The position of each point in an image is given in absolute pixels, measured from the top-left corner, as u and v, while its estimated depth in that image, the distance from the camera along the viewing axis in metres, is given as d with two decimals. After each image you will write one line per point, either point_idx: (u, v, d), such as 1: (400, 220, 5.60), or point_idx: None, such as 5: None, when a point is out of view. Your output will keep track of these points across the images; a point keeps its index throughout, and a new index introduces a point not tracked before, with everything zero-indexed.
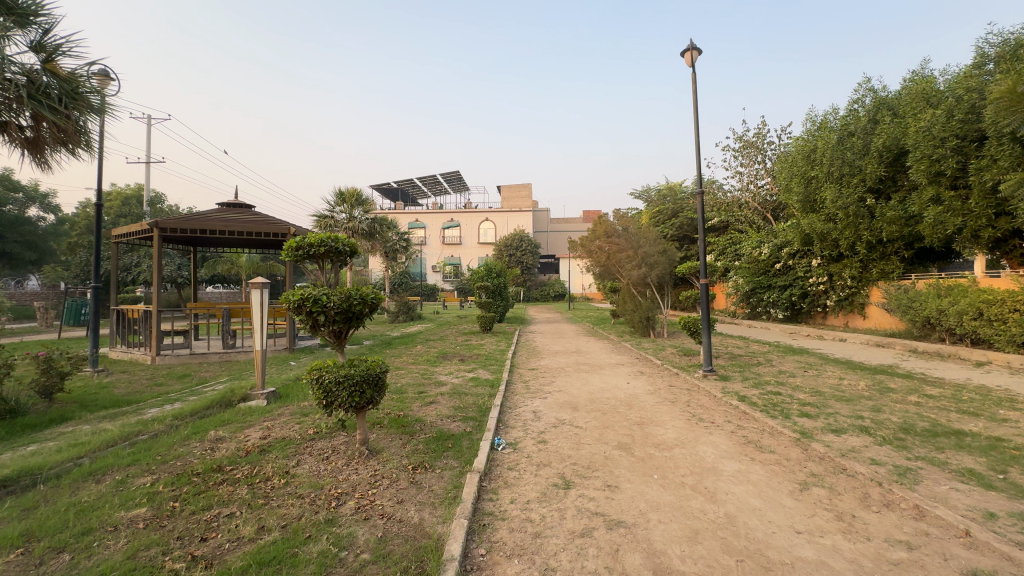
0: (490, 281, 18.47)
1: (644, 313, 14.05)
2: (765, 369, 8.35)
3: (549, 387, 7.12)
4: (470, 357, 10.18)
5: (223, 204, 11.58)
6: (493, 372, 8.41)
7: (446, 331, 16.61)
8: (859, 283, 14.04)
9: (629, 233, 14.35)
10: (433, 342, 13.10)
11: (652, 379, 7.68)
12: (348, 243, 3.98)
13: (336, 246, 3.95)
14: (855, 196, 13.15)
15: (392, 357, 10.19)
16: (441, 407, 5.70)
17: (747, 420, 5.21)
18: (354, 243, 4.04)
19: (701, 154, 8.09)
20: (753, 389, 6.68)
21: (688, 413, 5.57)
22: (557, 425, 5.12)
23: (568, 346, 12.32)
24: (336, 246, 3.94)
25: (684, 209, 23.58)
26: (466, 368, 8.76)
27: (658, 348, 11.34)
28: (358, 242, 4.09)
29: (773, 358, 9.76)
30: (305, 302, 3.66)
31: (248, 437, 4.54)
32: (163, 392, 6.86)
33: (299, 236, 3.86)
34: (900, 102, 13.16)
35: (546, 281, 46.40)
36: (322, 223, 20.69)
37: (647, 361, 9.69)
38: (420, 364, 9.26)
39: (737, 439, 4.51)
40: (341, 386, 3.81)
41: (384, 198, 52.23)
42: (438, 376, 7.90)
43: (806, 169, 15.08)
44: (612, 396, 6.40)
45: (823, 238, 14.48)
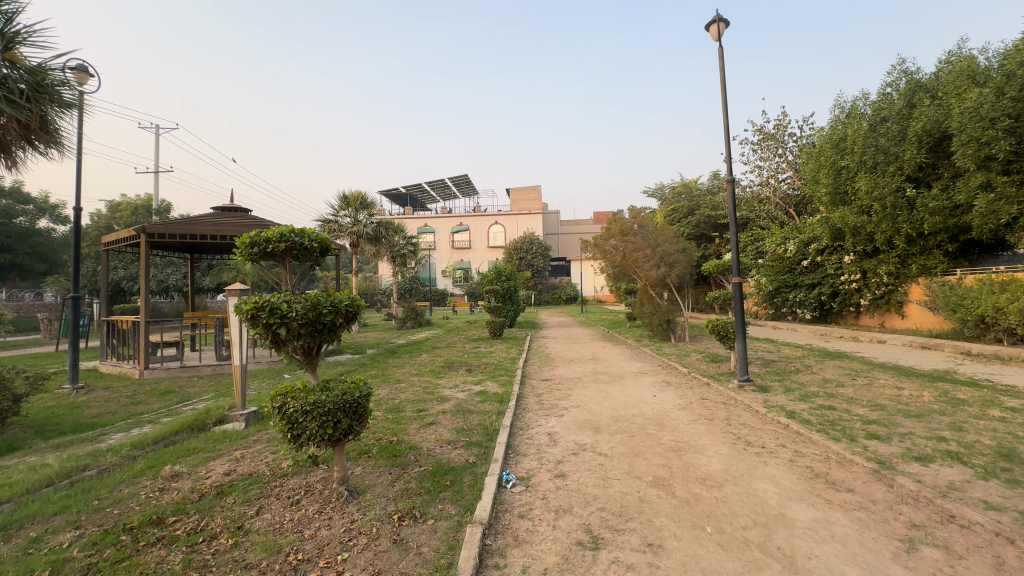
0: (500, 285, 17.73)
1: (664, 316, 13.21)
2: (807, 377, 7.46)
3: (565, 402, 6.32)
4: (478, 367, 9.43)
5: (217, 209, 11.02)
6: (502, 384, 7.64)
7: (454, 338, 15.89)
8: (897, 280, 13.12)
9: (646, 231, 13.49)
10: (440, 350, 12.39)
11: (681, 391, 6.83)
12: (315, 238, 3.21)
13: (301, 243, 3.19)
14: (892, 185, 12.13)
15: (394, 368, 9.47)
16: (441, 430, 4.93)
17: (806, 445, 4.35)
18: (324, 237, 3.27)
19: (731, 137, 7.25)
20: (800, 403, 5.81)
21: (732, 434, 4.73)
22: (576, 452, 4.32)
23: (584, 352, 11.50)
24: (300, 241, 3.18)
25: (700, 206, 22.60)
26: (472, 380, 7.99)
27: (681, 354, 10.47)
28: (330, 237, 3.32)
29: (811, 364, 8.85)
30: (260, 311, 2.91)
31: (209, 475, 3.80)
32: (137, 413, 6.22)
33: (254, 230, 3.13)
34: (939, 83, 12.14)
35: (557, 283, 45.55)
36: (327, 228, 20.17)
37: (671, 369, 8.85)
38: (424, 375, 8.54)
39: (801, 473, 3.66)
40: (308, 416, 3.05)
41: (393, 203, 51.95)
42: (441, 390, 7.16)
43: (836, 158, 14.06)
44: (639, 414, 5.57)
45: (856, 232, 13.47)
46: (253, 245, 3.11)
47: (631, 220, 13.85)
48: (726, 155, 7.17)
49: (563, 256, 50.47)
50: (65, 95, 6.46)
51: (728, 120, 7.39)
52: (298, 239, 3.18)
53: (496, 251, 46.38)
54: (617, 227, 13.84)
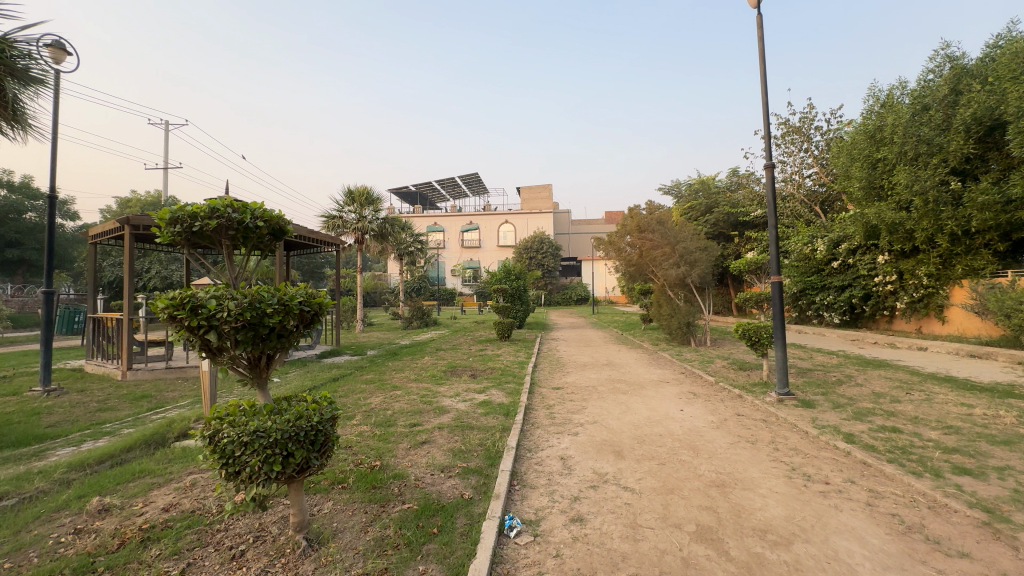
0: (508, 284, 17.00)
1: (683, 319, 12.32)
2: (853, 390, 6.59)
3: (580, 417, 5.52)
4: (483, 372, 8.68)
5: None
6: (508, 393, 6.87)
7: (460, 340, 15.15)
8: (938, 282, 12.14)
9: (665, 227, 12.62)
10: (444, 352, 11.66)
11: (711, 404, 6.00)
12: (259, 214, 2.48)
13: (238, 222, 2.46)
14: (935, 178, 11.14)
15: (393, 373, 8.75)
16: (435, 452, 4.18)
17: (881, 482, 3.51)
18: (272, 215, 2.56)
19: (769, 116, 6.42)
20: (856, 423, 4.95)
21: (785, 463, 3.90)
22: (596, 486, 3.54)
23: (598, 357, 10.69)
24: (239, 217, 2.45)
25: (719, 203, 21.64)
26: (476, 387, 7.24)
27: (704, 360, 9.62)
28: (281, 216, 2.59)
29: (852, 374, 7.96)
30: (180, 311, 2.18)
31: (144, 511, 3.08)
32: (100, 422, 5.57)
33: (178, 203, 2.45)
34: (989, 67, 11.14)
35: (568, 284, 44.71)
36: (331, 224, 19.58)
37: (696, 377, 8.02)
38: (423, 381, 7.82)
39: (888, 525, 2.83)
40: (248, 449, 2.31)
41: (402, 202, 51.55)
42: (441, 399, 6.41)
43: (871, 150, 13.09)
44: (666, 434, 4.76)
45: (893, 231, 12.46)
46: (176, 221, 2.45)
47: (649, 215, 13.04)
48: (765, 136, 6.32)
49: (574, 256, 49.59)
50: (29, 70, 5.83)
51: (766, 98, 6.53)
52: (236, 215, 2.44)
53: (505, 251, 45.71)
54: (634, 223, 13.05)
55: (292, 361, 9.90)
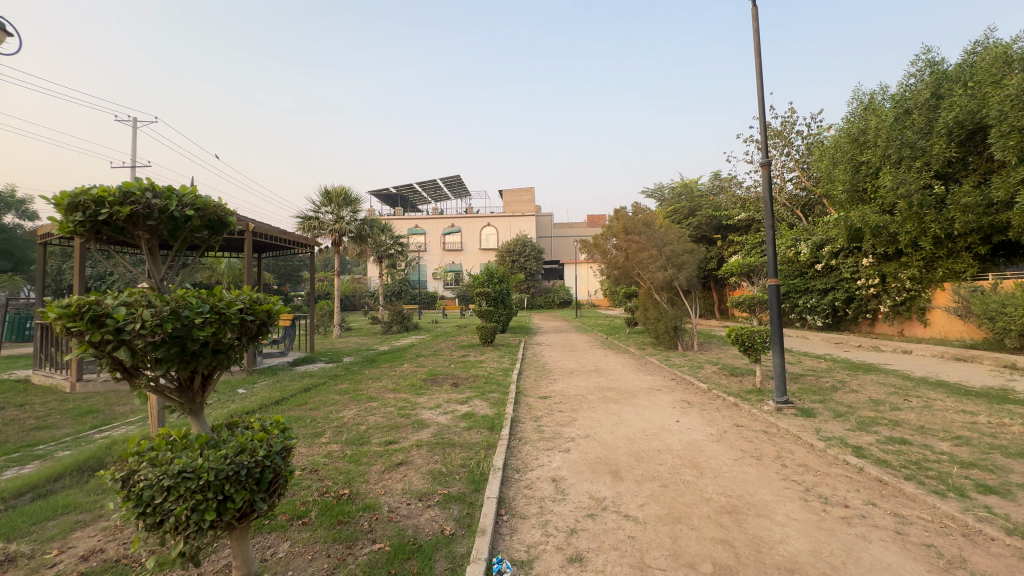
0: (491, 287, 16.60)
1: (671, 323, 12.07)
2: (850, 397, 6.37)
3: (570, 430, 5.14)
4: (465, 380, 8.22)
5: None
6: (493, 403, 6.45)
7: (442, 345, 14.66)
8: (920, 285, 12.18)
9: (651, 230, 12.38)
10: (424, 358, 11.15)
11: (707, 415, 5.68)
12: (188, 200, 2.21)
13: (160, 209, 2.19)
14: (919, 181, 11.15)
15: (370, 382, 8.22)
16: (412, 476, 3.73)
17: (904, 505, 3.20)
18: (202, 201, 2.28)
19: (763, 111, 6.18)
20: (862, 434, 4.68)
21: (797, 483, 3.57)
22: (594, 515, 3.14)
23: (585, 363, 10.33)
24: (161, 205, 2.18)
25: (702, 206, 21.63)
26: (459, 397, 6.78)
27: (693, 366, 9.36)
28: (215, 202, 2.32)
29: (844, 379, 7.78)
30: (79, 323, 1.68)
31: (57, 561, 2.56)
32: (34, 443, 4.94)
33: (79, 186, 2.12)
34: (969, 72, 11.24)
35: (551, 287, 44.51)
36: (307, 225, 18.86)
37: (688, 384, 7.73)
38: (402, 391, 7.33)
39: (925, 559, 2.51)
40: (171, 495, 1.84)
41: (383, 204, 50.66)
42: (420, 412, 5.95)
43: (854, 153, 13.11)
44: (665, 449, 4.40)
45: (877, 234, 12.45)
46: (76, 208, 2.11)
47: (635, 217, 12.81)
48: (761, 133, 6.07)
49: (557, 259, 49.43)
50: None
51: (761, 93, 6.29)
52: (160, 202, 2.20)
53: (488, 254, 45.28)
54: (620, 225, 12.81)
55: (261, 370, 9.26)
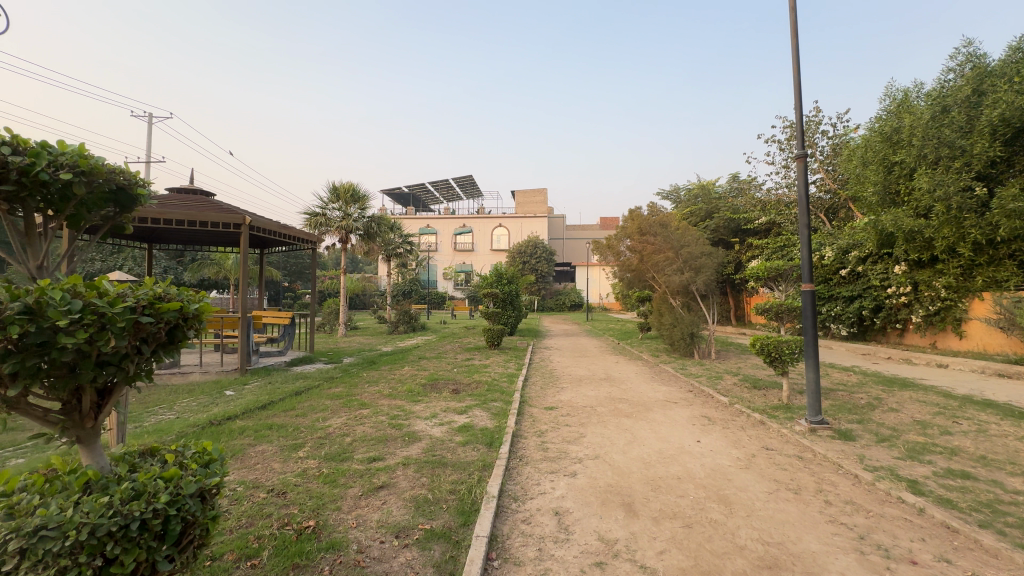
0: (500, 289, 16.12)
1: (686, 329, 11.44)
2: (890, 417, 5.75)
3: (577, 449, 4.59)
4: (466, 387, 7.69)
5: (176, 190, 9.99)
6: (494, 414, 5.93)
7: (447, 347, 14.21)
8: (957, 294, 11.39)
9: (668, 230, 11.78)
10: (427, 361, 10.68)
11: (731, 434, 5.08)
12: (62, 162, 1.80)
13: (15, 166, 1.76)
14: (959, 184, 10.38)
15: (366, 386, 7.74)
16: (392, 505, 3.21)
17: (986, 564, 2.61)
18: (83, 162, 1.90)
19: (799, 98, 5.59)
20: (915, 465, 4.06)
21: (848, 528, 2.99)
22: (604, 563, 2.60)
23: (595, 370, 9.76)
24: (25, 165, 1.75)
25: (720, 209, 20.88)
26: (458, 406, 6.26)
27: (712, 376, 8.75)
28: (98, 163, 1.96)
29: (880, 396, 7.11)
30: None
31: None
32: None
33: None
34: (1015, 67, 10.46)
35: (562, 289, 43.94)
36: (314, 222, 18.55)
37: (707, 396, 7.14)
38: (397, 397, 6.83)
39: None
40: (25, 561, 1.35)
41: (395, 203, 50.52)
42: (413, 422, 5.44)
43: (886, 153, 12.32)
44: (686, 477, 3.83)
45: (910, 239, 11.63)
46: None
47: (651, 217, 12.23)
48: (796, 123, 5.47)
49: (568, 261, 48.81)
50: None
51: (796, 79, 5.70)
52: (22, 160, 1.77)
53: (499, 255, 44.86)
54: (634, 225, 12.24)
55: (255, 370, 8.85)
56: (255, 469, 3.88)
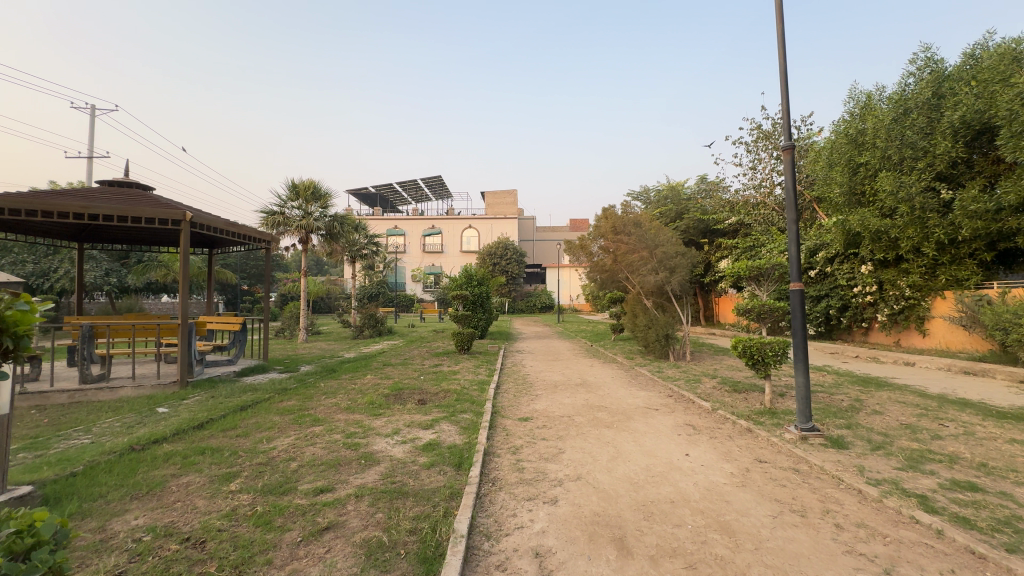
0: (469, 290, 15.53)
1: (661, 331, 11.17)
2: (877, 421, 5.53)
3: (557, 468, 4.11)
4: (434, 397, 7.10)
5: (108, 183, 9.01)
6: (464, 427, 5.39)
7: (414, 352, 13.52)
8: (920, 293, 11.58)
9: (641, 229, 11.52)
10: (392, 368, 10.01)
11: (721, 445, 4.71)
12: None
13: None
14: (921, 184, 10.49)
15: (322, 398, 7.03)
16: (337, 554, 2.63)
17: None
18: None
19: (785, 87, 5.33)
20: (919, 477, 3.78)
21: (870, 561, 2.61)
22: None
23: (570, 375, 9.33)
24: None
25: (689, 210, 20.97)
26: (424, 420, 5.67)
27: (690, 380, 8.46)
28: None
29: (860, 397, 6.96)
30: None
31: None
32: None
33: None
34: (973, 70, 10.67)
35: (532, 291, 43.64)
36: (271, 220, 17.48)
37: (689, 402, 6.79)
38: (356, 411, 6.18)
39: None
40: None
41: (361, 203, 49.10)
42: (372, 441, 4.82)
43: (851, 155, 12.37)
44: (681, 501, 3.39)
45: (877, 239, 11.76)
46: None
47: (625, 216, 12.00)
48: (783, 113, 5.18)
49: (539, 263, 48.61)
50: None
51: (781, 68, 5.44)
52: None
53: (469, 256, 44.18)
54: (608, 224, 11.94)
55: (198, 382, 7.99)
56: (173, 510, 3.21)
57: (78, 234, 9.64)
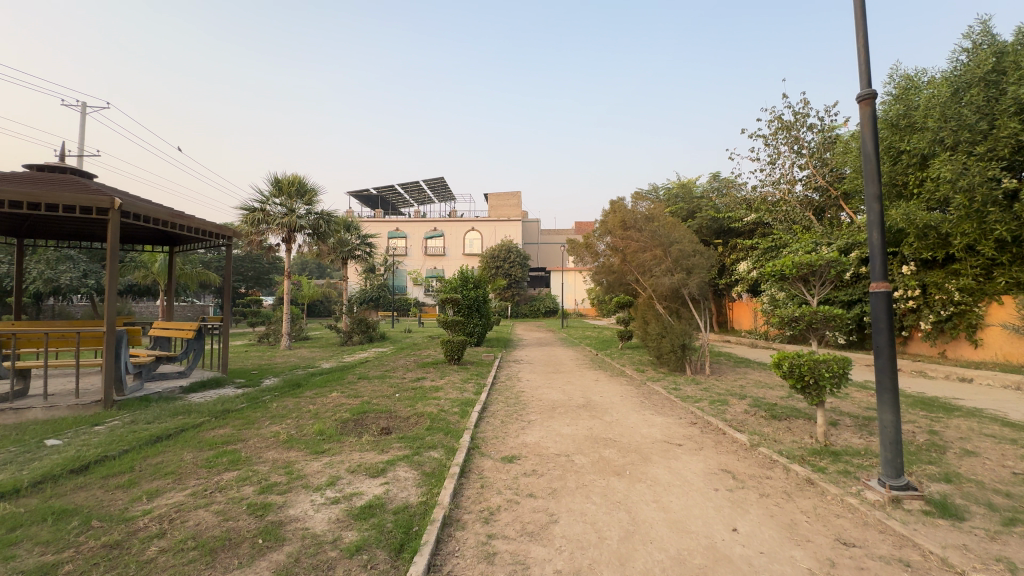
0: (463, 294, 14.21)
1: (677, 340, 9.76)
2: (981, 469, 4.13)
3: (545, 558, 2.74)
4: (403, 425, 5.76)
5: (38, 169, 7.81)
6: (427, 476, 4.03)
7: (401, 361, 12.21)
8: (973, 297, 10.08)
9: (654, 225, 10.16)
10: (367, 382, 8.71)
11: (781, 512, 3.33)
12: None
13: None
14: (984, 171, 8.96)
15: (264, 425, 5.69)
16: None
17: None
18: None
19: (862, 23, 4.01)
20: None
21: None
22: None
23: (571, 393, 7.93)
24: None
25: (702, 208, 19.57)
26: (377, 463, 4.31)
27: (715, 401, 7.08)
28: None
29: (935, 429, 5.55)
30: None
31: None
32: None
33: None
34: None
35: (536, 295, 42.24)
36: (251, 218, 16.26)
37: (720, 434, 5.39)
38: (297, 445, 4.84)
39: None
40: None
41: (363, 205, 48.08)
42: (291, 501, 3.47)
43: (891, 141, 10.84)
44: None
45: (923, 235, 10.35)
46: None
47: (636, 210, 10.73)
48: (860, 55, 3.85)
49: (543, 266, 47.29)
50: None
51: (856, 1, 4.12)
52: None
53: (471, 259, 42.92)
54: (616, 218, 10.62)
55: (126, 403, 6.71)
56: None
57: (14, 226, 8.51)
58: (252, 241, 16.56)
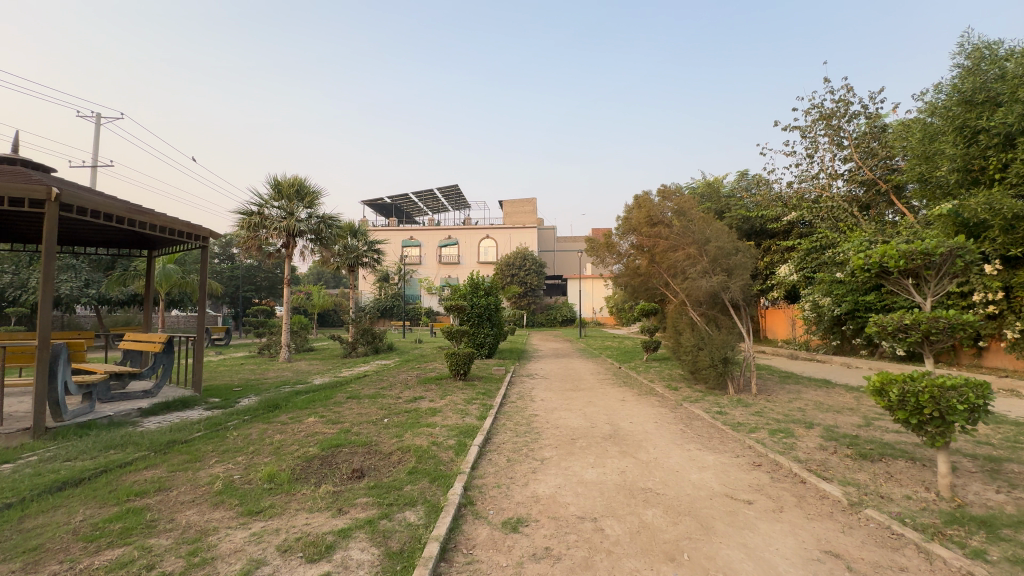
0: (472, 301, 12.99)
1: (718, 352, 8.31)
2: None
3: None
4: (380, 465, 4.49)
5: None
6: (388, 562, 2.73)
7: (402, 376, 11.01)
8: None
9: (687, 220, 8.79)
10: (355, 403, 7.51)
11: None
12: None
13: None
14: None
15: (207, 466, 4.49)
16: None
17: None
18: None
19: None
20: None
21: None
22: None
23: (593, 418, 6.57)
24: None
25: (732, 208, 18.09)
26: (324, 535, 3.03)
27: (776, 432, 5.66)
28: None
29: None
30: None
31: None
32: None
33: None
34: None
35: (552, 304, 40.92)
36: (248, 222, 15.32)
37: (801, 485, 3.98)
38: (229, 499, 3.61)
39: None
40: None
41: (377, 214, 47.50)
42: None
43: (966, 119, 9.30)
44: None
45: (1008, 228, 8.76)
46: None
47: (665, 203, 9.39)
48: None
49: (560, 274, 45.97)
50: None
51: None
52: None
53: (485, 268, 41.88)
54: (643, 213, 9.33)
55: (61, 431, 5.62)
56: None
57: None
58: (251, 248, 15.69)
